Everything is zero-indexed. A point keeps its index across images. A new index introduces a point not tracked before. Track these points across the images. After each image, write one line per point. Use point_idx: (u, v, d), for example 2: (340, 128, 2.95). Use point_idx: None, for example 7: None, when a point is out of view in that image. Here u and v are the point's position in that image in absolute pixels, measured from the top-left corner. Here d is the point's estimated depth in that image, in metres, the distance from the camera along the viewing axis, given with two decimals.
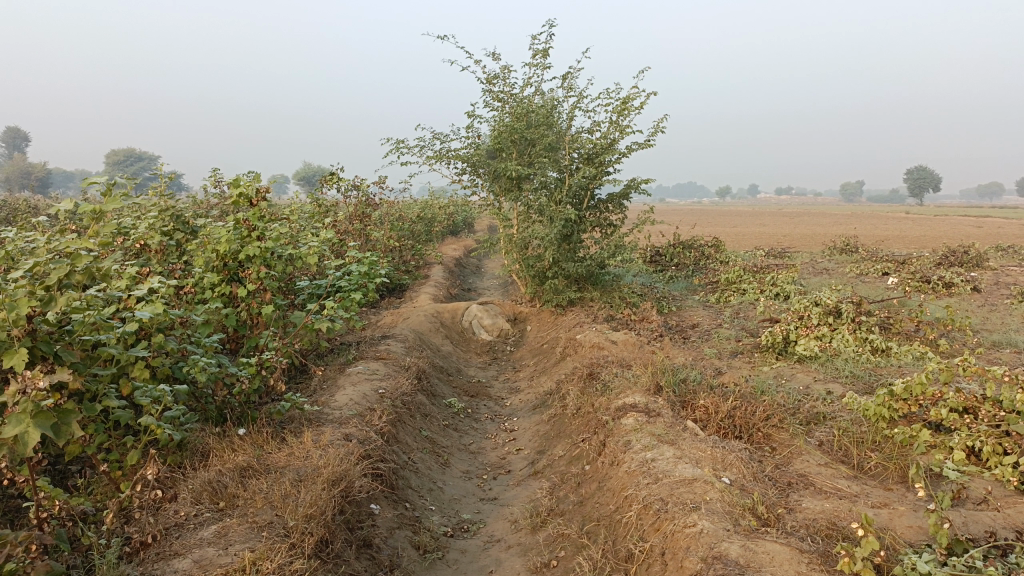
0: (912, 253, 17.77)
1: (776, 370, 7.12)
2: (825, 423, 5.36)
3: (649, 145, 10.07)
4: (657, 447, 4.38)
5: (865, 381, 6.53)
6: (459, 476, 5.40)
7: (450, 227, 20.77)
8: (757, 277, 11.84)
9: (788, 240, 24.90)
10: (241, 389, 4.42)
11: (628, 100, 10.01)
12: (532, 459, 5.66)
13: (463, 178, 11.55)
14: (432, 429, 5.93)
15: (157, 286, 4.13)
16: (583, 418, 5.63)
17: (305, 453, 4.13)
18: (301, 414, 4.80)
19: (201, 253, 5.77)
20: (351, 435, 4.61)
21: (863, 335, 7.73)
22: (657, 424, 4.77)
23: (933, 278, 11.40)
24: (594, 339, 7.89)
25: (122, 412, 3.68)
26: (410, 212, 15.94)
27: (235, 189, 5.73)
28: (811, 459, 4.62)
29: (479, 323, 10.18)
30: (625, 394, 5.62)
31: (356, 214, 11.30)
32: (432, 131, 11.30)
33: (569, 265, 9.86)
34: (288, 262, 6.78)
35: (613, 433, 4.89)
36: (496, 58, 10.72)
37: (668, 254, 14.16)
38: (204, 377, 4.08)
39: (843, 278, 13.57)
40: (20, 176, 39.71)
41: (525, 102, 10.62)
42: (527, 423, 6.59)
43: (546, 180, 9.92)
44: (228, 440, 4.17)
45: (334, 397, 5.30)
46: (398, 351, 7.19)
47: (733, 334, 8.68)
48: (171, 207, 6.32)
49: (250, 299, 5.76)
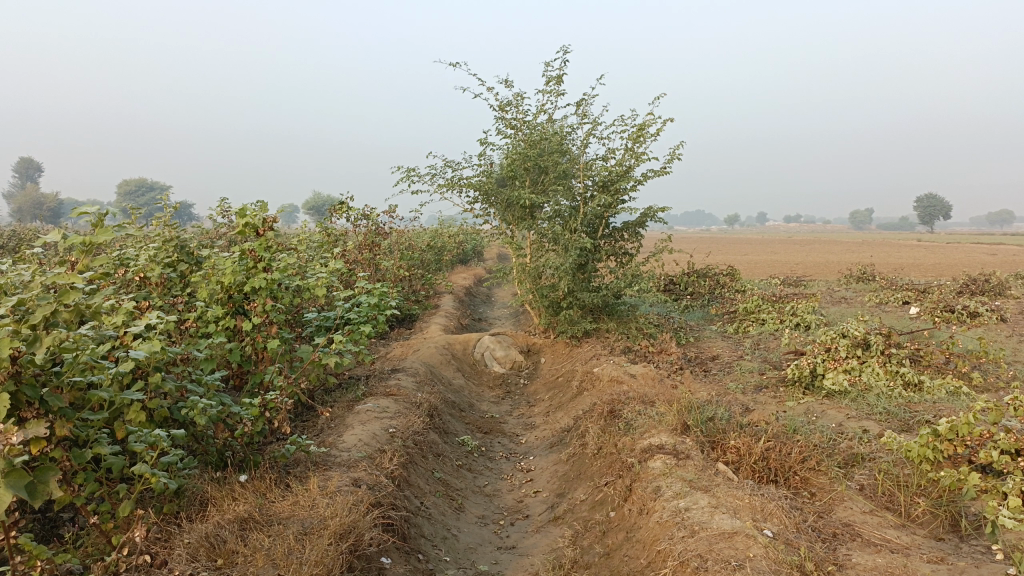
0: (930, 282, 17.39)
1: (804, 406, 6.80)
2: (863, 464, 5.02)
3: (665, 172, 9.85)
4: (690, 494, 4.07)
5: (900, 418, 6.19)
6: (475, 521, 5.08)
7: (459, 255, 20.53)
8: (776, 307, 11.53)
9: (803, 269, 24.57)
10: (244, 432, 4.13)
11: (644, 126, 9.79)
12: (552, 503, 5.34)
13: (475, 207, 11.34)
14: (445, 471, 5.62)
15: (155, 321, 3.86)
16: (606, 459, 5.32)
17: (311, 501, 3.84)
18: (308, 457, 4.50)
19: (205, 285, 5.54)
20: (360, 480, 4.32)
21: (893, 368, 7.40)
22: (687, 468, 4.46)
23: (958, 307, 11.06)
24: (612, 373, 7.60)
25: (114, 459, 3.41)
26: (420, 242, 15.75)
27: (241, 218, 5.53)
28: (855, 506, 4.30)
29: (491, 354, 9.90)
30: (650, 434, 5.31)
31: (365, 244, 11.08)
32: (443, 159, 11.11)
33: (584, 295, 9.58)
34: (296, 295, 6.55)
35: (640, 478, 4.58)
36: (508, 85, 10.55)
37: (682, 283, 13.87)
38: (204, 420, 3.81)
39: (864, 307, 13.23)
40: (32, 207, 39.81)
41: (538, 130, 10.42)
42: (544, 463, 6.27)
43: (560, 208, 9.67)
44: (229, 487, 3.88)
45: (342, 437, 5.01)
46: (409, 386, 6.91)
47: (756, 367, 8.36)
48: (175, 237, 6.10)
49: (256, 333, 5.52)
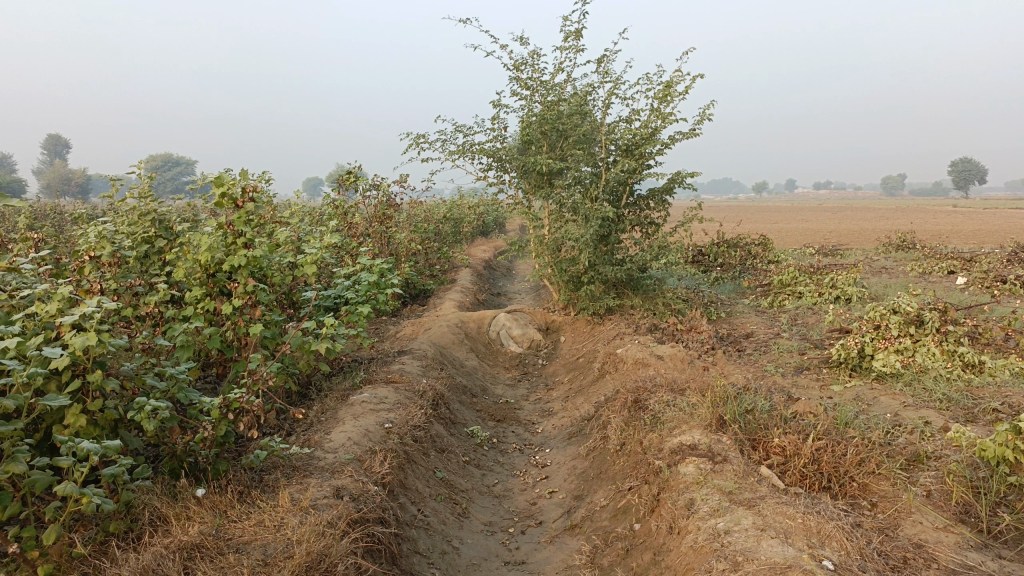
0: (975, 251, 16.49)
1: (853, 394, 6.12)
2: (928, 464, 4.32)
3: (695, 134, 9.04)
4: (730, 512, 3.41)
5: (963, 407, 5.50)
6: (480, 530, 4.48)
7: (479, 227, 19.83)
8: (814, 279, 10.76)
9: (836, 237, 23.61)
10: (205, 438, 3.52)
11: (671, 84, 8.99)
12: (569, 507, 4.73)
13: (489, 174, 10.61)
14: (449, 469, 5.02)
15: (90, 308, 3.28)
16: (631, 458, 4.68)
17: (278, 521, 3.25)
18: (285, 462, 3.93)
19: (182, 263, 4.95)
20: (343, 490, 3.72)
21: (950, 348, 6.66)
22: (725, 475, 3.81)
23: (1013, 278, 10.25)
24: (637, 354, 6.93)
25: (37, 475, 2.83)
26: (436, 213, 15.07)
27: (217, 187, 4.89)
28: (925, 521, 3.62)
29: (507, 333, 9.29)
30: (680, 430, 4.64)
31: (375, 216, 10.43)
32: (455, 124, 10.36)
33: (607, 268, 8.85)
34: (288, 272, 5.97)
35: (670, 485, 3.94)
36: (523, 42, 9.75)
37: (712, 254, 13.11)
38: (152, 425, 3.25)
39: (907, 278, 12.38)
40: (61, 182, 39.68)
41: (556, 90, 9.64)
42: (561, 457, 5.65)
43: (581, 175, 8.96)
44: (184, 504, 3.31)
45: (330, 436, 4.41)
46: (414, 370, 6.30)
47: (795, 346, 7.66)
48: (151, 211, 5.46)
49: (237, 317, 4.92)
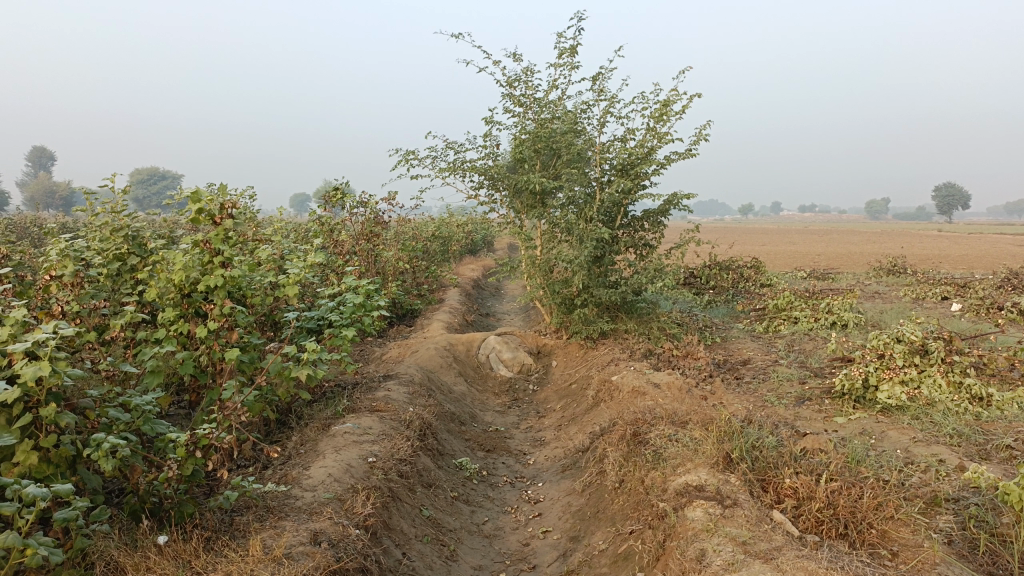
0: (967, 277, 16.39)
1: (859, 427, 5.86)
2: (947, 507, 4.04)
3: (691, 155, 8.83)
4: (745, 566, 3.14)
5: (975, 444, 5.25)
6: (470, 575, 4.17)
7: (467, 244, 19.54)
8: (809, 303, 10.55)
9: (825, 261, 23.46)
10: (170, 478, 3.20)
11: (667, 104, 8.80)
12: (564, 551, 4.44)
13: (480, 193, 10.35)
14: (436, 506, 4.72)
15: (45, 334, 2.96)
16: (631, 498, 4.40)
17: (248, 574, 2.95)
18: (259, 502, 3.62)
19: (155, 283, 4.63)
20: (321, 535, 3.41)
21: (956, 379, 6.41)
22: (736, 521, 3.53)
23: (1010, 306, 10.08)
24: (633, 382, 6.66)
25: None
26: (424, 231, 14.78)
27: (193, 202, 4.57)
28: (951, 573, 3.34)
29: (497, 356, 8.99)
30: (685, 468, 4.35)
31: (363, 234, 10.14)
32: (446, 140, 10.11)
33: (601, 291, 8.59)
34: (268, 292, 5.65)
35: (676, 531, 3.66)
36: (517, 58, 9.54)
37: (703, 276, 12.89)
38: (111, 464, 2.93)
39: (902, 304, 12.21)
40: (44, 194, 39.11)
41: (550, 108, 9.42)
42: (555, 492, 5.35)
43: (574, 194, 8.70)
44: (145, 553, 2.99)
45: (309, 471, 4.10)
46: (400, 397, 6.00)
47: (794, 374, 7.42)
48: (125, 226, 5.14)
49: (213, 340, 4.60)
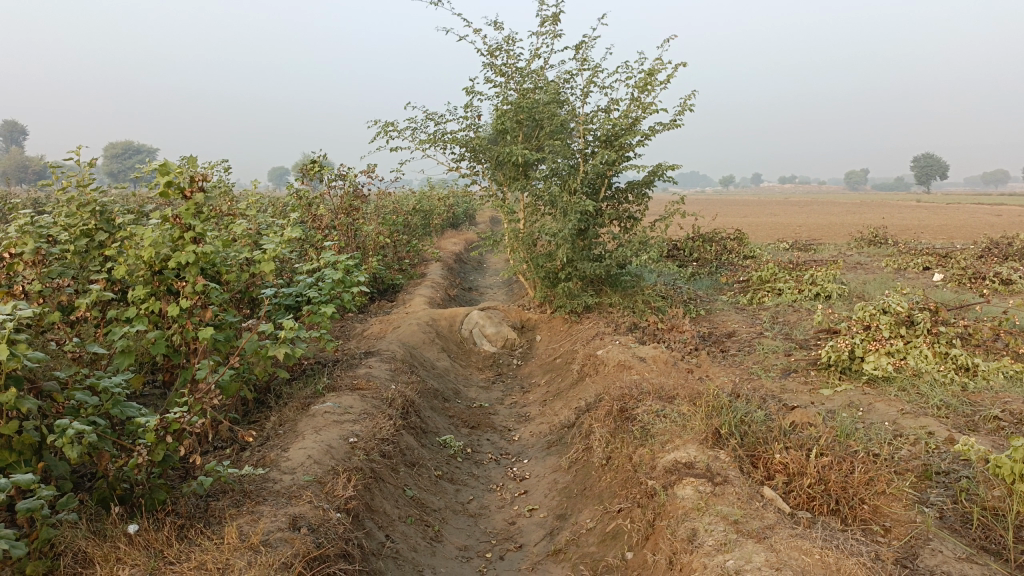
0: (947, 247, 16.45)
1: (846, 399, 5.81)
2: (937, 481, 3.99)
3: (676, 125, 8.68)
4: (738, 546, 3.07)
5: (963, 415, 5.21)
6: (455, 556, 4.08)
7: (449, 218, 19.32)
8: (793, 275, 10.51)
9: (807, 232, 23.50)
10: (141, 463, 3.06)
11: (652, 73, 8.63)
12: (551, 530, 4.36)
13: (461, 165, 10.16)
14: (420, 486, 4.62)
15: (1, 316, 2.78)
16: (619, 475, 4.32)
17: (224, 563, 2.83)
18: (236, 487, 3.49)
19: (124, 260, 4.44)
20: (301, 520, 3.30)
21: (942, 350, 6.37)
22: (727, 499, 3.46)
23: (992, 276, 10.09)
24: (619, 356, 6.57)
25: None
26: (405, 205, 14.56)
27: (162, 176, 4.34)
28: (945, 549, 3.28)
29: (480, 332, 8.87)
30: (674, 445, 4.27)
31: (342, 208, 9.92)
32: (426, 111, 9.89)
33: (585, 264, 8.48)
34: (244, 268, 5.47)
35: (666, 510, 3.59)
36: (498, 26, 9.31)
37: (687, 248, 12.80)
38: (77, 451, 2.78)
39: (885, 274, 12.23)
40: (17, 169, 38.33)
41: (532, 77, 9.22)
42: (541, 469, 5.27)
43: (557, 166, 8.54)
44: (115, 543, 2.86)
45: (287, 453, 3.97)
46: (382, 374, 5.87)
47: (780, 346, 7.36)
48: (91, 201, 4.93)
49: (185, 319, 4.42)
